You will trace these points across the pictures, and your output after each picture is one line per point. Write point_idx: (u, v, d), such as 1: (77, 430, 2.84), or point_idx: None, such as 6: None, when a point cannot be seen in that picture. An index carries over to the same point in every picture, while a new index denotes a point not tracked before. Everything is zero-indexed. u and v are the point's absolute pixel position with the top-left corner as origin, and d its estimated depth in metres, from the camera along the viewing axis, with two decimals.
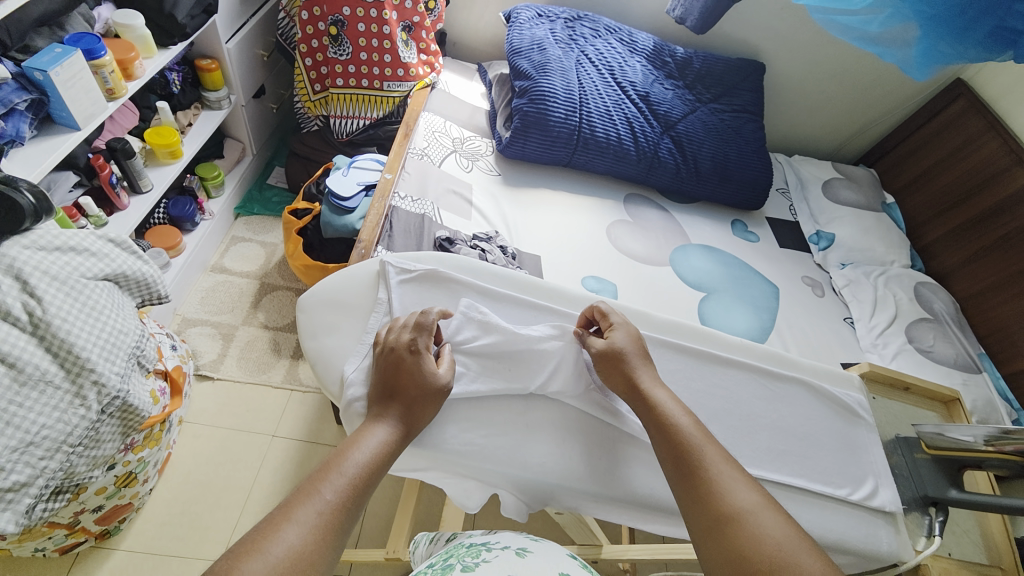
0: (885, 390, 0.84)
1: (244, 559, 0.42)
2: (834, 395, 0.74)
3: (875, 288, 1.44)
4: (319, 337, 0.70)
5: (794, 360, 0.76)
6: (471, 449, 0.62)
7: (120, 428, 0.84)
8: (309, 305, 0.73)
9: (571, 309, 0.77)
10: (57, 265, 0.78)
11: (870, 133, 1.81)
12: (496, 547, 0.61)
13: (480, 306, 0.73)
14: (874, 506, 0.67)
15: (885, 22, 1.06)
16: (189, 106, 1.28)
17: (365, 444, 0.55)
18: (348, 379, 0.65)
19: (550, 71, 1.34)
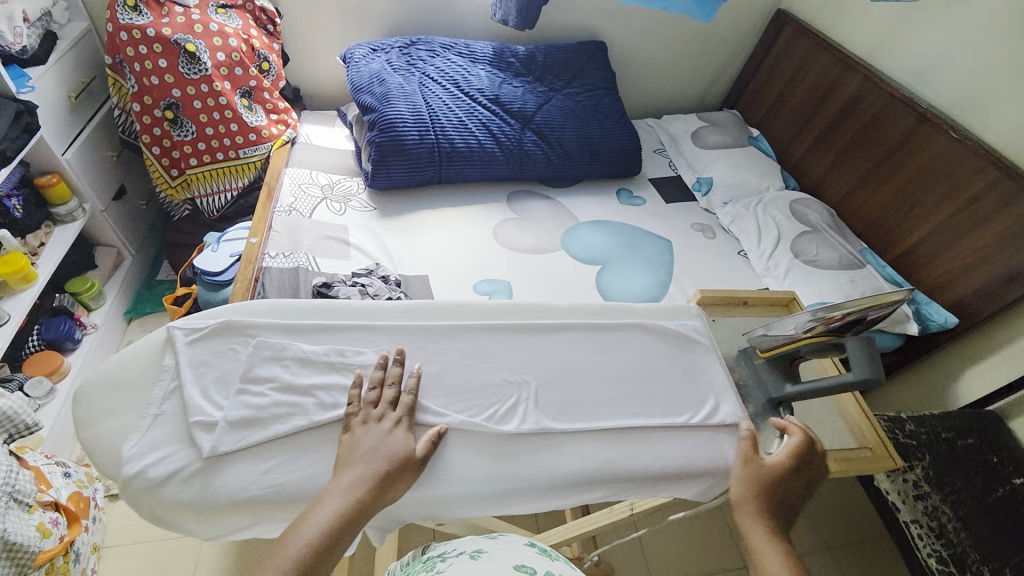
0: (724, 310, 0.87)
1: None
2: (668, 329, 0.78)
3: (755, 217, 1.52)
4: (95, 425, 0.60)
5: (627, 307, 0.80)
6: (274, 489, 0.58)
7: (12, 568, 0.79)
8: (86, 393, 0.63)
9: (389, 320, 0.74)
10: None
11: (721, 79, 1.93)
12: (451, 555, 0.60)
13: (284, 345, 0.68)
14: (717, 423, 0.70)
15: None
16: (38, 226, 1.22)
17: (344, 488, 0.55)
18: (125, 457, 0.57)
19: (393, 98, 1.36)
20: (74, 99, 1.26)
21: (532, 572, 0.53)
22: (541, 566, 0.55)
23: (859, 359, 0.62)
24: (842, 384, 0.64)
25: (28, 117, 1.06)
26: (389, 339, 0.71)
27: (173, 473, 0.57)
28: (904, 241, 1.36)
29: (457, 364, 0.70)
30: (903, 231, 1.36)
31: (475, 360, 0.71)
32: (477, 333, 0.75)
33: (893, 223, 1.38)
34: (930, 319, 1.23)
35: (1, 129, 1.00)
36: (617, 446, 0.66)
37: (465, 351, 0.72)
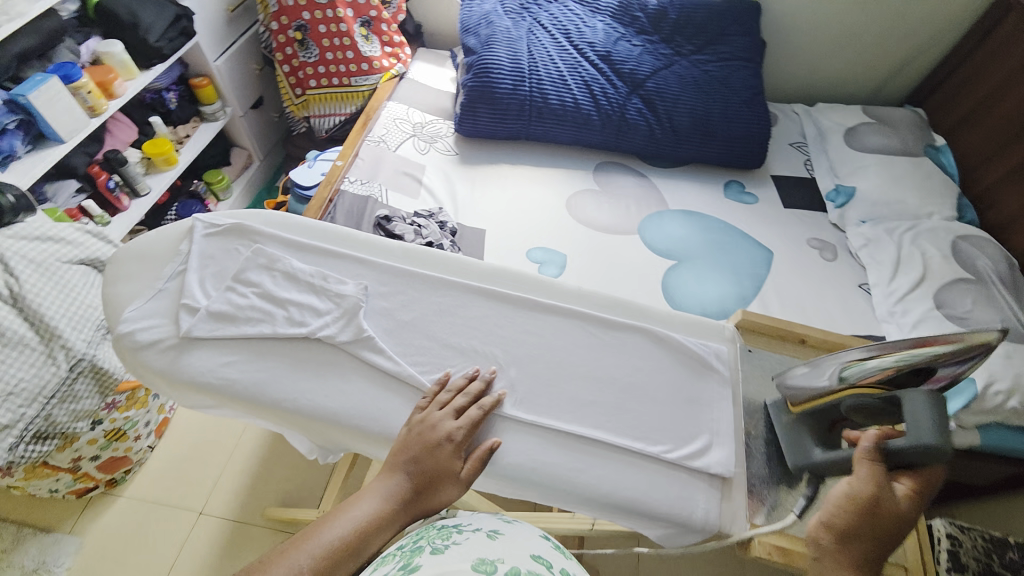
0: (768, 343, 0.73)
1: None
2: (683, 345, 0.65)
3: (898, 246, 1.20)
4: (111, 286, 0.62)
5: (642, 307, 0.69)
6: (221, 383, 0.56)
7: (97, 387, 0.99)
8: (120, 258, 0.64)
9: (383, 259, 0.68)
10: (36, 251, 0.94)
11: (910, 66, 1.52)
12: (466, 530, 0.52)
13: (281, 257, 0.65)
14: (697, 466, 0.58)
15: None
16: (187, 119, 1.45)
17: (375, 492, 0.52)
18: (123, 318, 0.59)
19: (496, 43, 1.31)
20: (230, 12, 1.44)
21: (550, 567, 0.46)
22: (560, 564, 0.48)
23: (916, 424, 0.50)
24: (894, 452, 0.51)
25: (184, 22, 1.25)
26: (377, 276, 0.66)
27: (153, 342, 0.57)
28: None
29: (435, 317, 0.64)
30: None
31: (448, 318, 0.63)
32: None
33: None
34: None
35: (160, 28, 1.19)
36: (586, 460, 0.57)
37: (437, 310, 0.64)
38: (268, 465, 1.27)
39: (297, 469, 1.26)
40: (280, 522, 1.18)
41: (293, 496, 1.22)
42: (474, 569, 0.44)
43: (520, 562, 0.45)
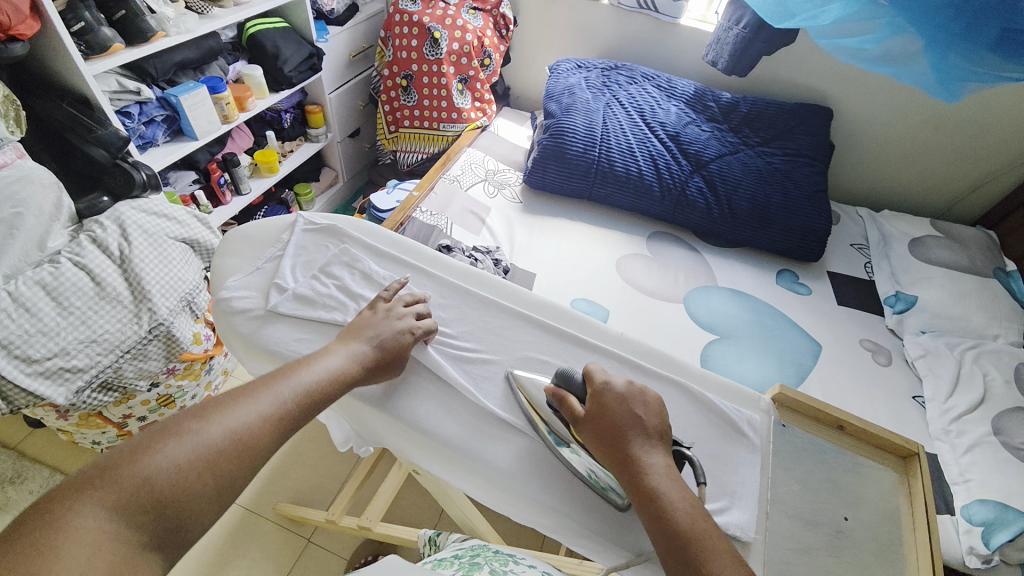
0: (802, 422, 0.62)
1: (168, 440, 0.48)
2: (716, 405, 0.60)
3: (959, 363, 1.14)
4: (223, 258, 0.76)
5: (682, 362, 0.65)
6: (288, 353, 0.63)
7: (165, 352, 1.10)
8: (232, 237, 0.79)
9: (444, 274, 0.75)
10: (152, 224, 1.09)
11: (985, 187, 1.50)
12: (521, 562, 0.64)
13: (361, 258, 0.74)
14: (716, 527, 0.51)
15: (879, 35, 0.82)
16: (294, 138, 1.65)
17: (336, 356, 0.61)
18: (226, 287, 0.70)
19: (574, 111, 1.44)
20: (351, 57, 1.68)
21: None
22: None
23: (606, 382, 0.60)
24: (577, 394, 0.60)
25: (314, 60, 1.47)
26: (438, 290, 0.75)
27: (244, 310, 0.66)
28: None
29: (477, 336, 0.70)
30: None
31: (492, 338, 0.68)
32: None
33: None
34: None
35: (295, 61, 1.41)
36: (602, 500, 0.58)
37: (484, 327, 0.70)
38: (288, 461, 1.30)
39: (313, 471, 1.29)
40: (287, 521, 1.20)
41: (304, 497, 1.24)
42: None
43: None
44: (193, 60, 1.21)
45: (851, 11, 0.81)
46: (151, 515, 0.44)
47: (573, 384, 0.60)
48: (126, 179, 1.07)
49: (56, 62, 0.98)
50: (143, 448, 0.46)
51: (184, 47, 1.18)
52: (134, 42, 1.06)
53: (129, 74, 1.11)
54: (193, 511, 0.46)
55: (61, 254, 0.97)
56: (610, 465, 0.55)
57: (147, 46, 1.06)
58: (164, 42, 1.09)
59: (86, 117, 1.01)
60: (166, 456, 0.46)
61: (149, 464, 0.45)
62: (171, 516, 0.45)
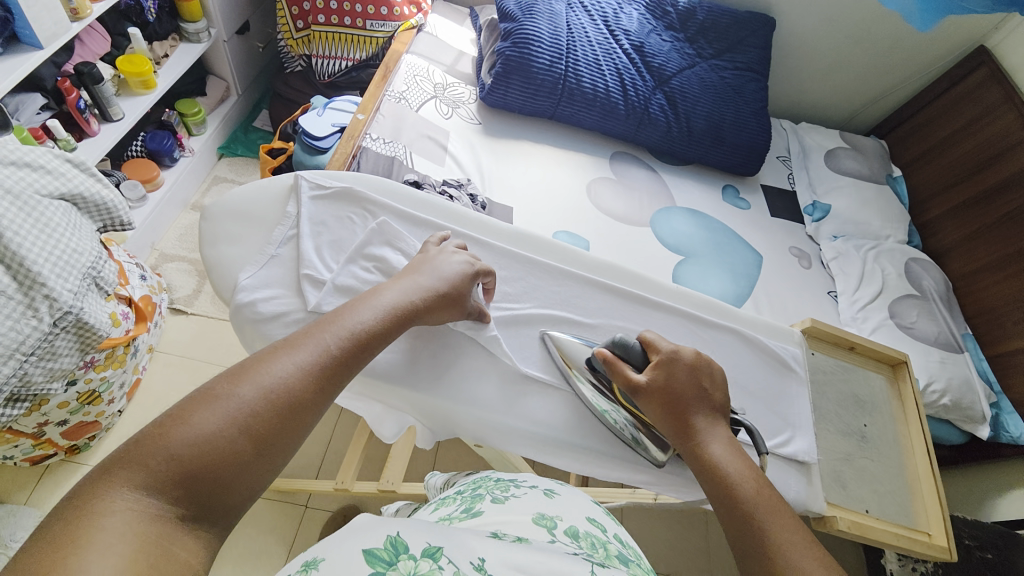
0: (825, 347, 0.80)
1: (202, 405, 0.42)
2: (765, 345, 0.74)
3: (863, 261, 1.38)
4: (218, 245, 0.69)
5: (732, 310, 0.76)
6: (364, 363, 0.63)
7: (77, 344, 0.88)
8: (214, 214, 0.71)
9: (493, 239, 0.76)
10: (14, 180, 0.80)
11: (882, 102, 1.71)
12: (524, 484, 0.57)
13: (398, 231, 0.72)
14: (787, 455, 0.68)
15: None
16: (166, 36, 1.26)
17: (384, 297, 0.57)
18: (241, 286, 0.65)
19: (536, 13, 1.29)
20: None
21: (605, 531, 0.50)
22: (609, 527, 0.53)
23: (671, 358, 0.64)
24: (633, 360, 0.65)
25: None
26: (495, 258, 0.75)
27: (277, 314, 0.63)
28: (1008, 342, 1.26)
29: (552, 308, 0.73)
30: (1014, 330, 1.25)
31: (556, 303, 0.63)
32: (556, 277, 0.76)
33: (1009, 318, 1.27)
34: (1004, 428, 1.20)
35: None
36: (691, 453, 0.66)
37: (555, 298, 0.74)
38: None
39: None
40: (276, 494, 1.14)
41: (290, 467, 1.17)
42: (535, 522, 0.49)
43: (580, 523, 0.50)
44: None
45: None
46: (194, 489, 0.39)
47: (631, 353, 0.65)
48: None
49: None
50: (175, 419, 0.41)
51: None
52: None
53: None
54: (238, 478, 0.41)
55: None
56: (671, 432, 0.62)
57: None
58: None
59: None
60: (201, 424, 0.40)
61: (183, 438, 0.40)
62: (212, 485, 0.40)
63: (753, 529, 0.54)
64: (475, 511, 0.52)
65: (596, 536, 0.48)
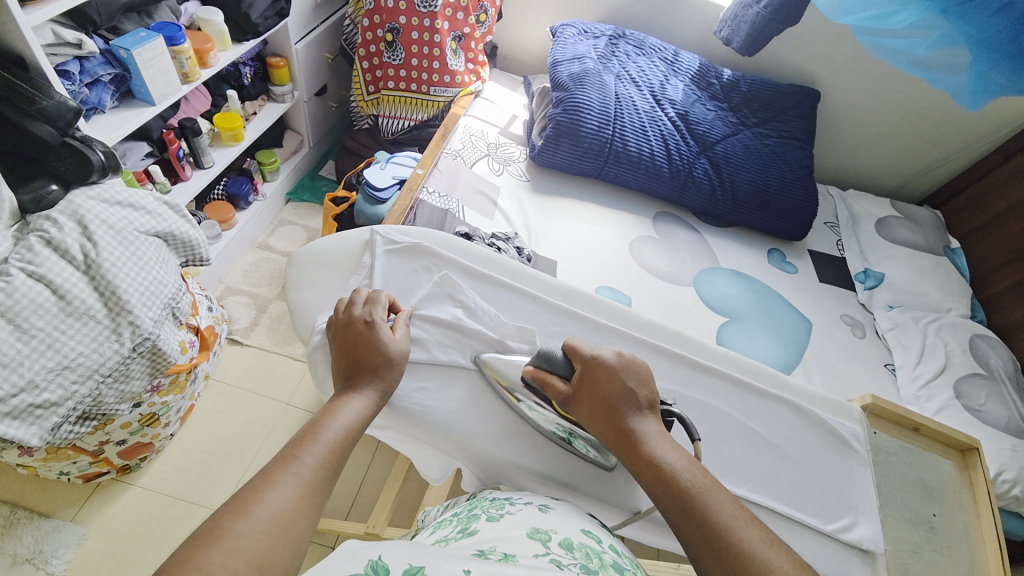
0: (888, 426, 0.76)
1: (206, 547, 0.42)
2: (822, 420, 0.71)
3: (923, 335, 1.31)
4: (301, 289, 0.75)
5: (785, 379, 0.74)
6: (420, 409, 0.65)
7: (149, 368, 0.95)
8: (299, 260, 0.78)
9: (547, 296, 0.79)
10: (116, 217, 0.90)
11: (934, 172, 1.68)
12: (519, 502, 0.57)
13: (460, 286, 0.76)
14: (850, 541, 0.63)
15: (933, 44, 1.00)
16: (256, 97, 1.43)
17: (345, 410, 0.58)
18: (321, 327, 0.69)
19: (587, 84, 1.38)
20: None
21: (600, 542, 0.50)
22: (605, 537, 0.52)
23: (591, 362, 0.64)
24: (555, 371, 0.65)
25: (283, 3, 1.25)
26: (545, 315, 0.76)
27: None
28: None
29: None
30: None
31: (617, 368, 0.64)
32: (604, 334, 0.75)
33: None
34: None
35: (261, 6, 1.20)
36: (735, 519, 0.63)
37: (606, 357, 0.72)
38: None
39: None
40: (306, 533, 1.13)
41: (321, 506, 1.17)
42: (529, 537, 0.48)
43: (571, 534, 0.49)
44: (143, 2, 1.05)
45: (915, 19, 0.96)
46: None
47: (553, 365, 0.65)
48: (78, 160, 0.87)
49: None
50: (180, 565, 0.40)
51: None
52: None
53: (68, 23, 0.93)
54: None
55: (9, 262, 0.80)
56: (602, 434, 0.61)
57: None
58: None
59: (24, 84, 0.84)
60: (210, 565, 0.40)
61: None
62: None
63: (724, 548, 0.52)
64: (470, 530, 0.51)
65: (591, 547, 0.48)
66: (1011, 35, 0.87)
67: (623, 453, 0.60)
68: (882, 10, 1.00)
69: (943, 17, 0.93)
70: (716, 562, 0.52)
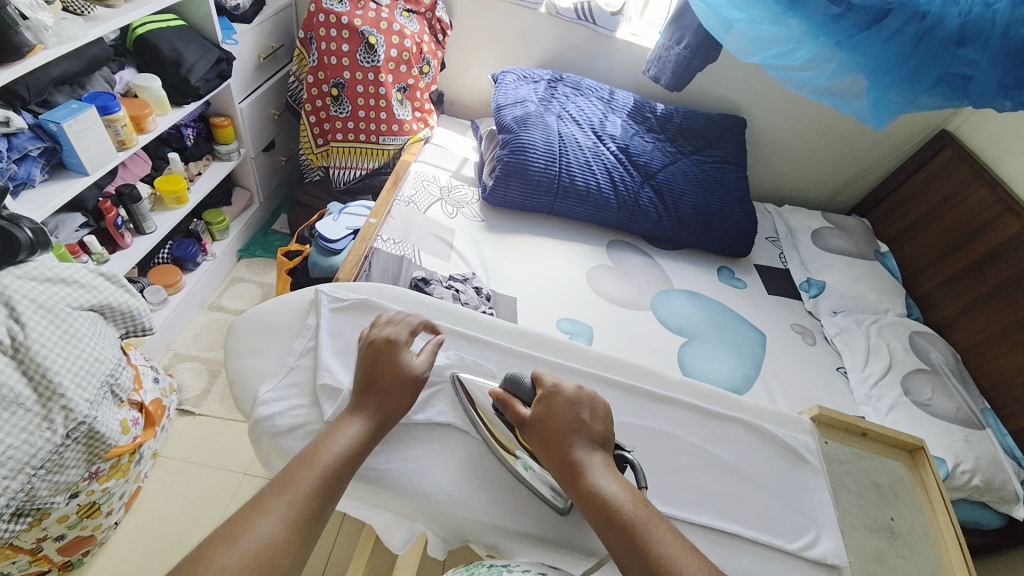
0: (839, 435, 0.79)
1: (255, 518, 0.50)
2: (776, 436, 0.73)
3: (867, 337, 1.39)
4: (243, 358, 0.73)
5: (738, 400, 0.77)
6: (378, 474, 0.63)
7: (86, 455, 0.88)
8: (240, 327, 0.76)
9: (500, 340, 0.79)
10: (47, 295, 0.85)
11: (857, 184, 1.83)
12: (518, 569, 0.53)
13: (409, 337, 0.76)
14: (814, 557, 0.64)
15: (834, 75, 1.12)
16: (201, 157, 1.41)
17: (342, 435, 0.60)
18: (262, 399, 0.67)
19: (530, 125, 1.44)
20: (260, 59, 1.46)
21: None
22: None
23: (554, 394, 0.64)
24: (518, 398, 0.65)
25: (224, 65, 1.26)
26: (500, 359, 0.76)
27: (291, 428, 0.65)
28: None
29: None
30: None
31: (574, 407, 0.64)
32: (561, 373, 0.76)
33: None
34: None
35: (201, 69, 1.20)
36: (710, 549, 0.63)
37: None
38: None
39: None
40: None
41: None
42: None
43: None
44: (74, 74, 1.03)
45: (817, 52, 1.09)
46: None
47: (518, 390, 0.65)
48: (6, 240, 0.83)
49: None
50: None
51: (65, 58, 1.00)
52: (4, 61, 0.86)
53: None
54: None
55: None
56: (550, 463, 0.61)
57: (23, 64, 0.87)
58: (43, 58, 0.90)
59: None
60: None
61: None
62: None
63: None
64: None
65: None
66: (905, 57, 1.01)
67: (567, 483, 0.60)
68: (783, 48, 1.12)
69: (839, 49, 1.06)
70: None
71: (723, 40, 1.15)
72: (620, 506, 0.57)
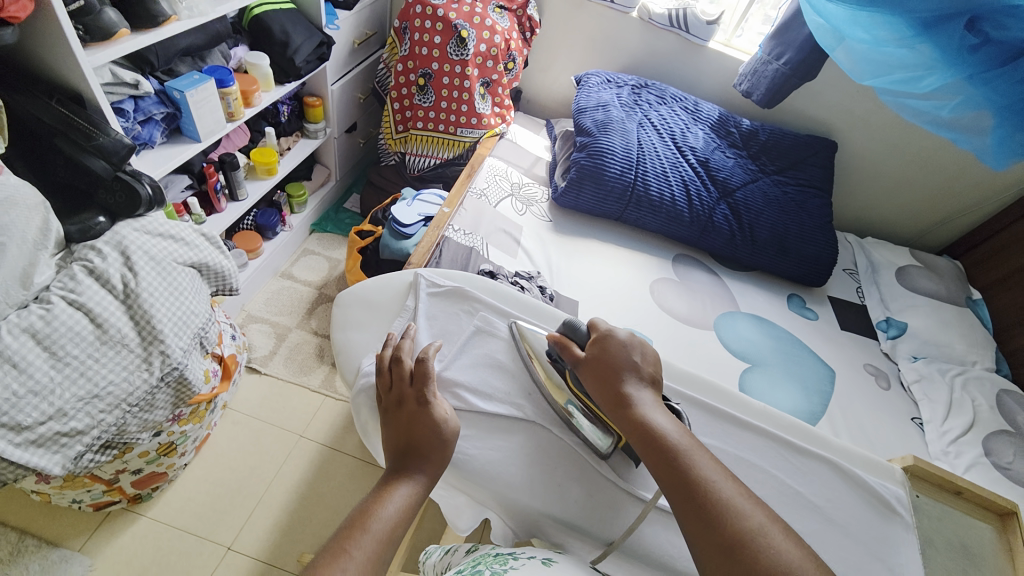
0: (930, 490, 0.74)
1: None
2: (867, 483, 0.70)
3: (949, 388, 1.28)
4: (347, 330, 0.80)
5: (825, 437, 0.73)
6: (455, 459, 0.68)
7: (173, 398, 0.95)
8: (346, 302, 0.84)
9: None
10: (157, 248, 0.93)
11: (953, 224, 1.69)
12: (522, 556, 0.57)
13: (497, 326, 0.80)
14: None
15: (957, 108, 1.04)
16: (291, 133, 1.48)
17: (391, 498, 0.56)
18: (364, 370, 0.74)
19: (610, 130, 1.42)
20: (355, 45, 1.53)
21: None
22: None
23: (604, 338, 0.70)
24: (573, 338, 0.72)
25: (325, 49, 1.32)
26: None
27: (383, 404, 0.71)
28: None
29: None
30: None
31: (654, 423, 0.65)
32: None
33: None
34: None
35: (306, 50, 1.27)
36: None
37: None
38: (304, 505, 1.20)
39: (331, 513, 1.19)
40: None
41: None
42: None
43: None
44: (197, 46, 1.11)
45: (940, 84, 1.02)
46: None
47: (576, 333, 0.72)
48: (128, 194, 0.90)
49: (48, 52, 0.86)
50: None
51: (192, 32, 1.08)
52: (141, 28, 0.94)
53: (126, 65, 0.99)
54: None
55: (51, 290, 0.82)
56: (602, 398, 0.66)
57: (157, 32, 0.95)
58: (175, 28, 0.98)
59: (81, 120, 0.88)
60: None
61: None
62: None
63: (711, 512, 0.53)
64: None
65: None
66: None
67: (618, 417, 0.64)
68: (907, 75, 1.06)
69: (968, 83, 0.98)
70: (695, 514, 0.54)
71: (834, 53, 1.13)
72: (668, 435, 0.60)
